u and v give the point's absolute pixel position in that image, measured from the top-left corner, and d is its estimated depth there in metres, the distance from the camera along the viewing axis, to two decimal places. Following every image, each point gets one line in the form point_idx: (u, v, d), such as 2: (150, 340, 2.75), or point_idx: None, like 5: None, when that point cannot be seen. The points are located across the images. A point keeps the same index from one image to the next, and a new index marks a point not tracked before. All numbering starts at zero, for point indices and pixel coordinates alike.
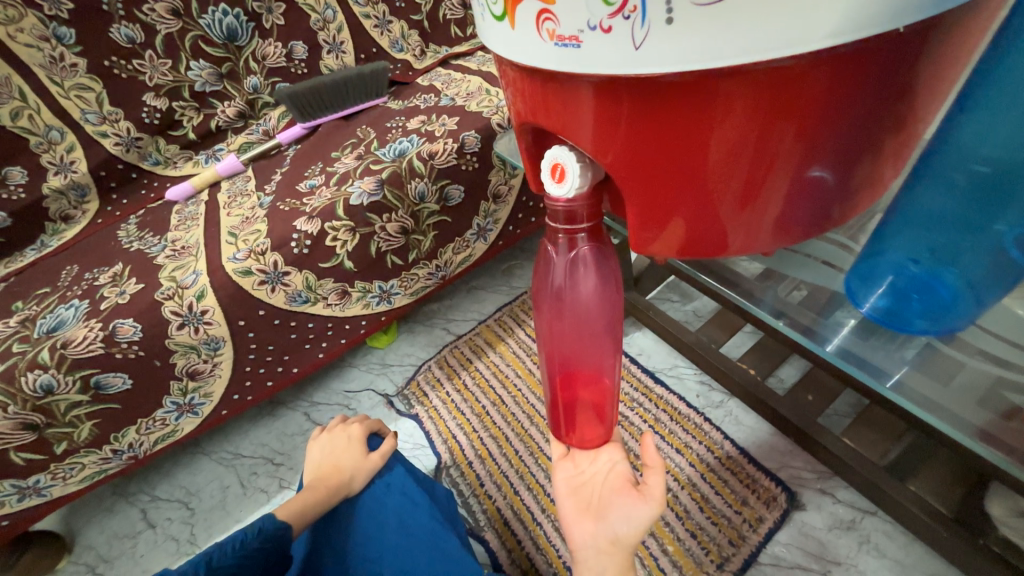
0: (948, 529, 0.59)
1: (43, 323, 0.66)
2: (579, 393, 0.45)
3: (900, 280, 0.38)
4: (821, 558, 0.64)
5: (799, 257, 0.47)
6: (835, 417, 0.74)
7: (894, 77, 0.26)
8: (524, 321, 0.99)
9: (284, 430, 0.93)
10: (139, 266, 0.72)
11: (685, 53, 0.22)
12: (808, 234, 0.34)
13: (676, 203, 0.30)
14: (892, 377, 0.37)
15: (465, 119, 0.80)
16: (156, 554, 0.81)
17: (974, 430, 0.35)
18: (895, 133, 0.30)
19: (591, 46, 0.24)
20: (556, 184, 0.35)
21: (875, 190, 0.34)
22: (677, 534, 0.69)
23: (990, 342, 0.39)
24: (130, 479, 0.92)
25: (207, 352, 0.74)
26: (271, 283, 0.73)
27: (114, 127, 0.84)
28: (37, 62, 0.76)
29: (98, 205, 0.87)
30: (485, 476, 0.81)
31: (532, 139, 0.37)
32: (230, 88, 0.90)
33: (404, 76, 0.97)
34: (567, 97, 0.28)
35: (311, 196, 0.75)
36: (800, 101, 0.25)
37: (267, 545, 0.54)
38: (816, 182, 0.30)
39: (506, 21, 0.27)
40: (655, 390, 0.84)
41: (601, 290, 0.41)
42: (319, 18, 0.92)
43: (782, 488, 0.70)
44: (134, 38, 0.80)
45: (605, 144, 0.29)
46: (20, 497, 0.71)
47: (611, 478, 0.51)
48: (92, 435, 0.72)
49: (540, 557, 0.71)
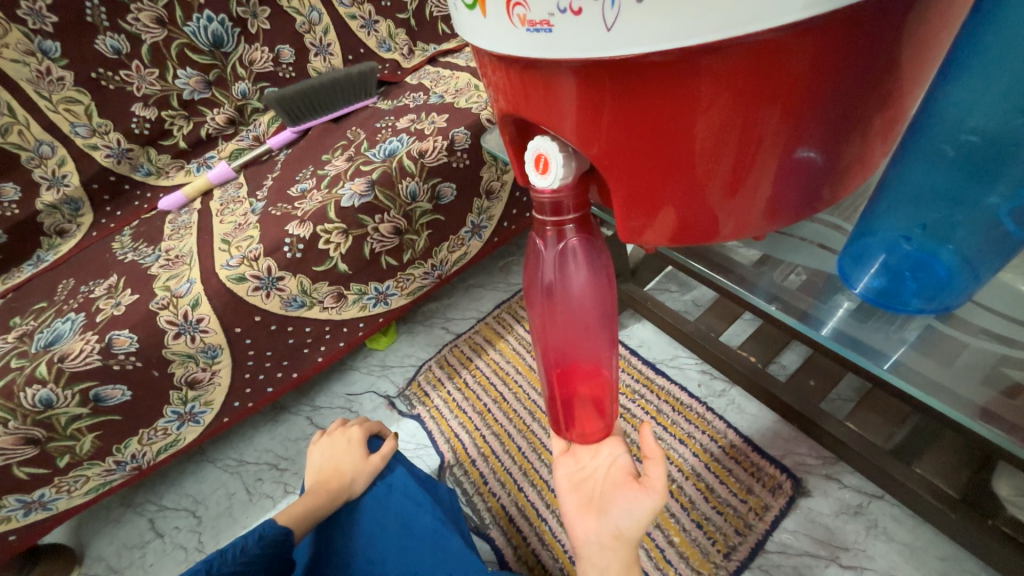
0: (956, 512, 0.58)
1: (41, 337, 0.66)
2: (578, 387, 0.44)
3: (893, 259, 0.37)
4: (829, 545, 0.63)
5: (794, 240, 0.46)
6: (839, 401, 0.74)
7: (879, 48, 0.25)
8: (523, 317, 0.99)
9: (287, 435, 0.93)
10: (133, 278, 0.71)
11: (660, 32, 0.22)
12: (800, 216, 0.33)
13: (666, 191, 0.30)
14: (889, 359, 0.37)
15: (455, 116, 0.79)
16: (165, 562, 0.81)
17: (976, 410, 0.34)
18: (883, 109, 0.29)
19: (563, 29, 0.23)
20: (541, 175, 0.34)
21: (865, 169, 0.33)
22: (683, 525, 0.69)
23: (989, 318, 0.39)
24: (138, 489, 0.92)
25: (206, 360, 0.74)
26: (266, 288, 0.73)
27: (104, 139, 0.84)
28: (24, 76, 0.76)
29: (93, 217, 0.87)
30: (489, 473, 0.81)
31: (516, 130, 0.37)
32: (218, 95, 0.90)
33: (392, 76, 0.97)
34: (547, 86, 0.27)
35: (302, 200, 0.75)
36: (784, 78, 0.24)
37: (268, 551, 0.54)
38: (805, 162, 0.29)
39: (477, 9, 0.27)
40: (657, 381, 0.83)
41: (593, 283, 0.41)
42: (304, 20, 0.92)
43: (787, 475, 0.69)
44: (120, 49, 0.80)
45: (588, 134, 0.29)
46: (25, 511, 0.71)
47: (612, 472, 0.50)
48: (94, 447, 0.72)
49: (547, 553, 0.71)
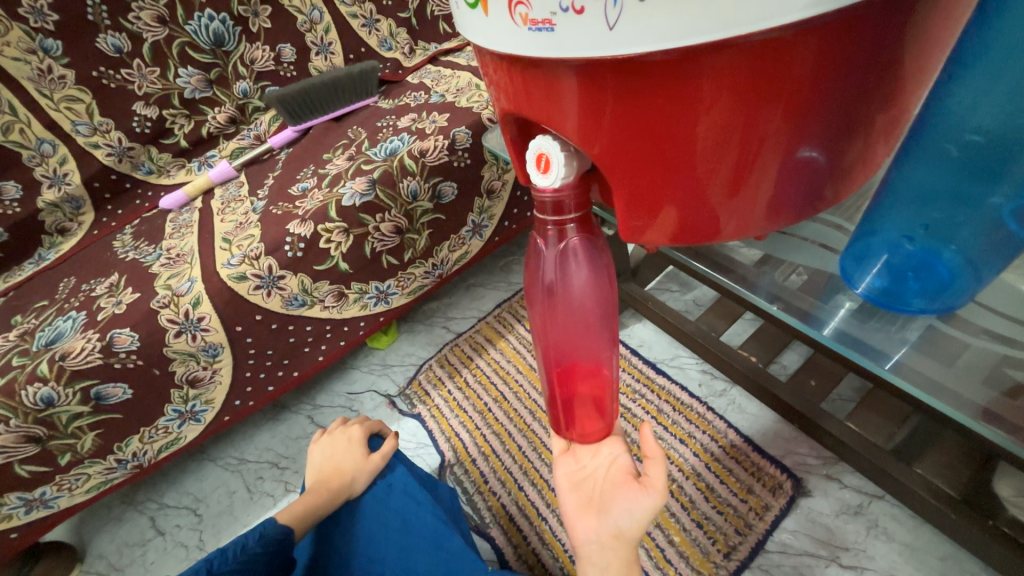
0: (956, 512, 0.58)
1: (42, 336, 0.66)
2: (578, 386, 0.44)
3: (896, 259, 0.37)
4: (829, 545, 0.63)
5: (796, 240, 0.46)
6: (840, 401, 0.74)
7: (882, 47, 0.25)
8: (523, 317, 0.99)
9: (287, 433, 0.93)
10: (134, 276, 0.72)
11: (662, 31, 0.22)
12: (802, 216, 0.33)
13: (667, 190, 0.30)
14: (891, 359, 0.37)
15: (456, 115, 0.79)
16: (166, 560, 0.81)
17: (978, 410, 0.34)
18: (885, 109, 0.29)
19: (564, 28, 0.23)
20: (542, 174, 0.34)
21: (868, 168, 0.33)
22: (684, 524, 0.69)
23: (990, 318, 0.39)
24: (138, 487, 0.92)
25: (206, 359, 0.75)
26: (267, 287, 0.73)
27: (106, 138, 0.84)
28: (25, 75, 0.76)
29: (94, 215, 0.87)
30: (489, 473, 0.81)
31: (517, 129, 0.36)
32: (219, 93, 0.90)
33: (393, 75, 0.97)
34: (549, 85, 0.27)
35: (303, 199, 0.74)
36: (786, 78, 0.24)
37: (269, 549, 0.54)
38: (808, 162, 0.29)
39: (479, 8, 0.27)
40: (657, 381, 0.83)
41: (594, 283, 0.41)
42: (305, 19, 0.92)
43: (787, 475, 0.69)
44: (121, 47, 0.80)
45: (590, 134, 0.29)
46: (27, 509, 0.72)
47: (612, 472, 0.50)
48: (95, 445, 0.72)
49: (547, 552, 0.71)
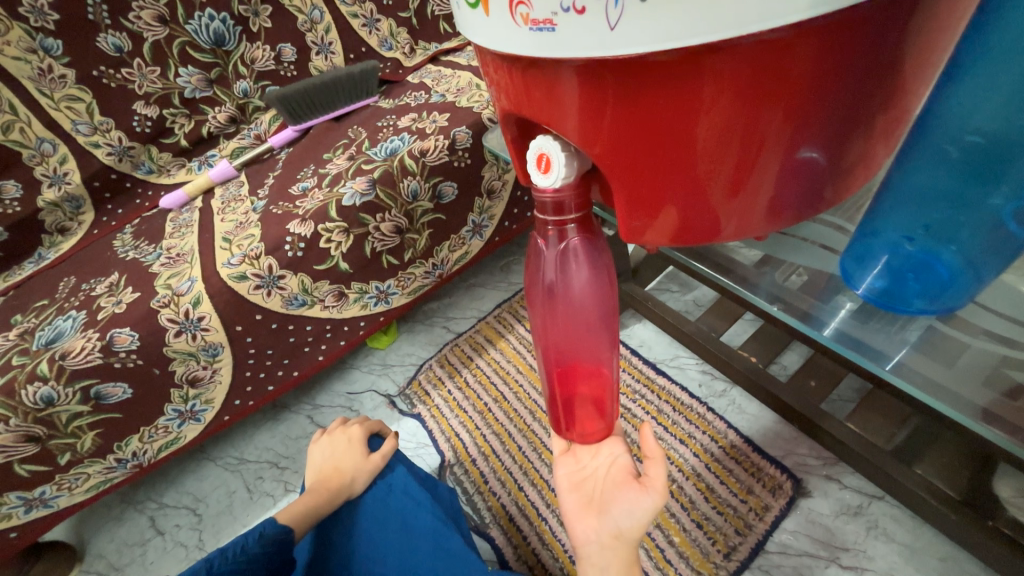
0: (956, 513, 0.58)
1: (42, 335, 0.66)
2: (579, 386, 0.44)
3: (895, 260, 0.37)
4: (829, 545, 0.63)
5: (795, 240, 0.46)
6: (840, 402, 0.74)
7: (883, 48, 0.25)
8: (523, 317, 0.99)
9: (288, 433, 0.93)
10: (134, 276, 0.71)
11: (662, 31, 0.22)
12: (802, 216, 0.33)
13: (668, 191, 0.30)
14: (891, 360, 0.37)
15: (456, 115, 0.79)
16: (166, 560, 0.81)
17: (978, 411, 0.34)
18: (886, 110, 0.29)
19: (566, 29, 0.23)
20: (542, 174, 0.34)
21: (868, 170, 0.33)
22: (683, 525, 0.69)
23: (991, 319, 0.39)
24: (138, 487, 0.92)
25: (206, 359, 0.75)
26: (267, 287, 0.73)
27: (106, 137, 0.84)
28: (25, 74, 0.76)
29: (94, 215, 0.87)
30: (490, 473, 0.81)
31: (518, 129, 0.36)
32: (220, 93, 0.90)
33: (393, 75, 0.97)
34: (549, 84, 0.27)
35: (304, 199, 0.74)
36: (786, 79, 0.24)
37: (269, 549, 0.54)
38: (808, 162, 0.29)
39: (479, 8, 0.27)
40: (657, 381, 0.83)
41: (594, 284, 0.41)
42: (306, 19, 0.91)
43: (787, 475, 0.69)
44: (121, 47, 0.80)
45: (591, 134, 0.28)
46: (26, 509, 0.72)
47: (612, 472, 0.50)
48: (95, 445, 0.72)
49: (547, 553, 0.71)
